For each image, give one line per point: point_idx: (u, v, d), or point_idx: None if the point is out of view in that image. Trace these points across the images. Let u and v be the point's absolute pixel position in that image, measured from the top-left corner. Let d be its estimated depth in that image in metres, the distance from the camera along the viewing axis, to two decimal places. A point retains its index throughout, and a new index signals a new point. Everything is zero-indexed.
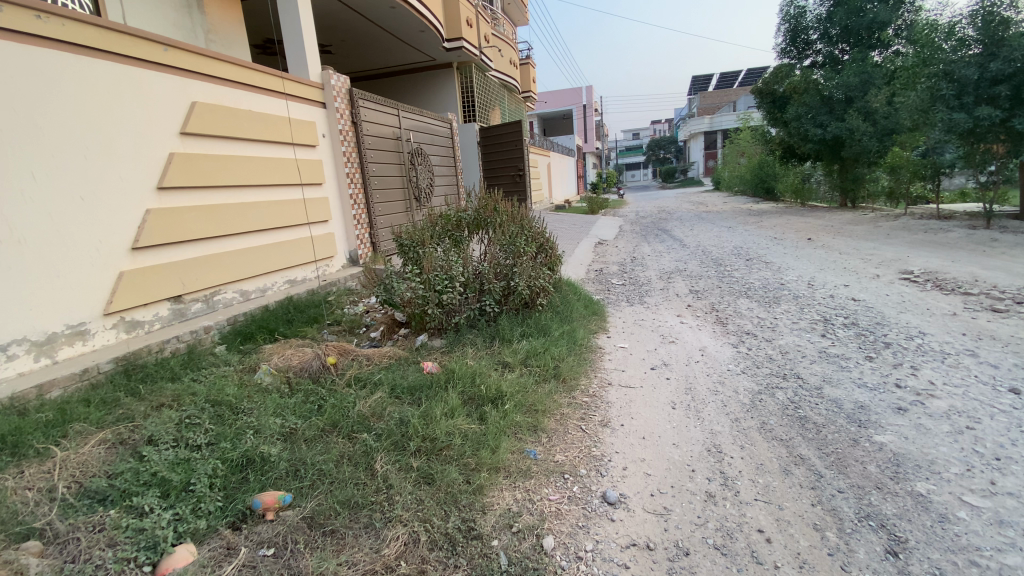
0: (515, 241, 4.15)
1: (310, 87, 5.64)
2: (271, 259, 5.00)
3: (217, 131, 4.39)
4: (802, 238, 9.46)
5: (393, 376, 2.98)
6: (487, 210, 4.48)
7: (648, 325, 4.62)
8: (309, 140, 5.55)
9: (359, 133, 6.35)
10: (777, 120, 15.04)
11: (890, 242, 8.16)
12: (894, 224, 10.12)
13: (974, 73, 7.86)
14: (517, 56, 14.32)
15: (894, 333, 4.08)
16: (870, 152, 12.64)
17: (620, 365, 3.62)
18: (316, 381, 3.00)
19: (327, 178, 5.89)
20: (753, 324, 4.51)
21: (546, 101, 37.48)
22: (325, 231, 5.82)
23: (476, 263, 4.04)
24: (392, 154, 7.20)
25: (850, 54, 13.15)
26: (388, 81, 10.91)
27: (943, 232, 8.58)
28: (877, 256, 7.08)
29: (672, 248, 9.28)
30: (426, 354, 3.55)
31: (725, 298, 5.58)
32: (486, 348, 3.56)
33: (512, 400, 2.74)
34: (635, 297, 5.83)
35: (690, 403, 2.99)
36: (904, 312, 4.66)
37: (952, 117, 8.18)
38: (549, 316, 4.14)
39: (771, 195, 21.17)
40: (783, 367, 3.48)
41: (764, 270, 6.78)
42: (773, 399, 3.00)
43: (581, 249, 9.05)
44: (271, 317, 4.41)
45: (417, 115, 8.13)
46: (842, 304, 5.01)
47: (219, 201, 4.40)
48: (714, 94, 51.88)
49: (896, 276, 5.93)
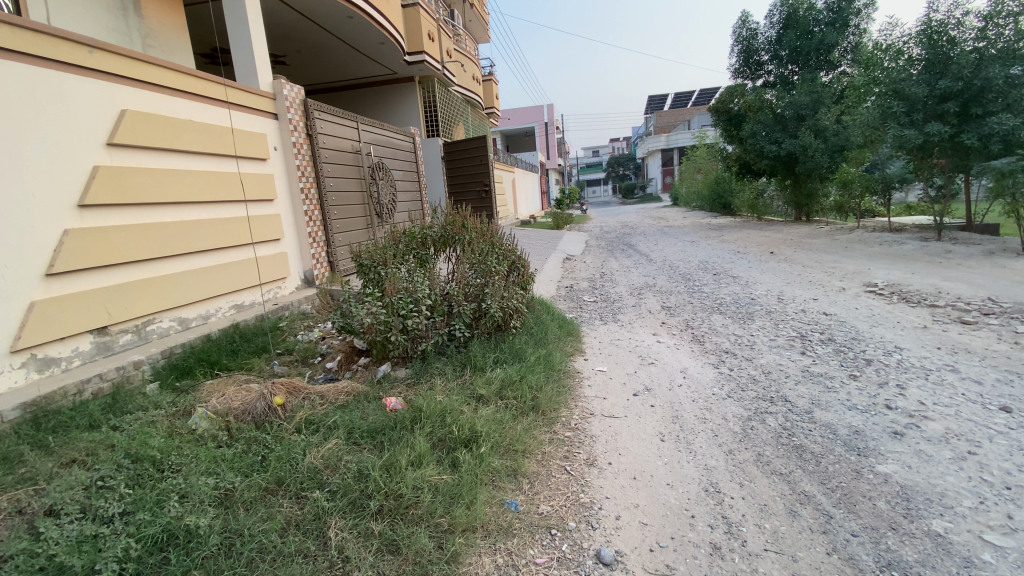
0: (486, 259, 3.88)
1: (260, 97, 5.27)
2: (213, 283, 4.54)
3: (152, 143, 3.96)
4: (765, 251, 9.58)
5: (351, 417, 2.63)
6: (455, 226, 4.21)
7: (625, 345, 4.42)
8: (257, 154, 5.15)
9: (315, 147, 5.97)
10: (733, 137, 15.47)
11: (850, 254, 8.35)
12: (850, 237, 10.43)
13: (924, 91, 8.31)
14: (479, 72, 14.24)
15: (872, 348, 4.03)
16: (822, 168, 13.13)
17: (600, 392, 3.38)
18: (260, 428, 2.61)
19: (278, 193, 5.48)
20: (731, 342, 4.37)
21: (508, 117, 37.70)
22: (276, 251, 5.40)
23: (443, 285, 3.74)
24: (351, 169, 6.84)
25: (800, 75, 13.72)
26: (346, 94, 10.54)
27: (897, 244, 8.88)
28: (840, 269, 7.20)
29: (640, 263, 9.22)
30: (388, 388, 3.20)
31: (698, 314, 5.47)
32: (457, 378, 3.25)
33: (487, 441, 2.44)
34: (608, 314, 5.64)
35: (679, 434, 2.77)
36: (876, 326, 4.65)
37: (903, 133, 8.54)
38: (523, 340, 3.86)
39: (728, 210, 21.79)
40: (769, 390, 3.31)
41: (733, 284, 6.75)
42: (765, 426, 2.82)
43: (550, 265, 8.87)
44: (213, 348, 3.96)
45: (378, 128, 7.81)
46: (815, 318, 4.97)
47: (151, 219, 3.95)
48: (669, 113, 53.73)
49: (862, 289, 6.00)
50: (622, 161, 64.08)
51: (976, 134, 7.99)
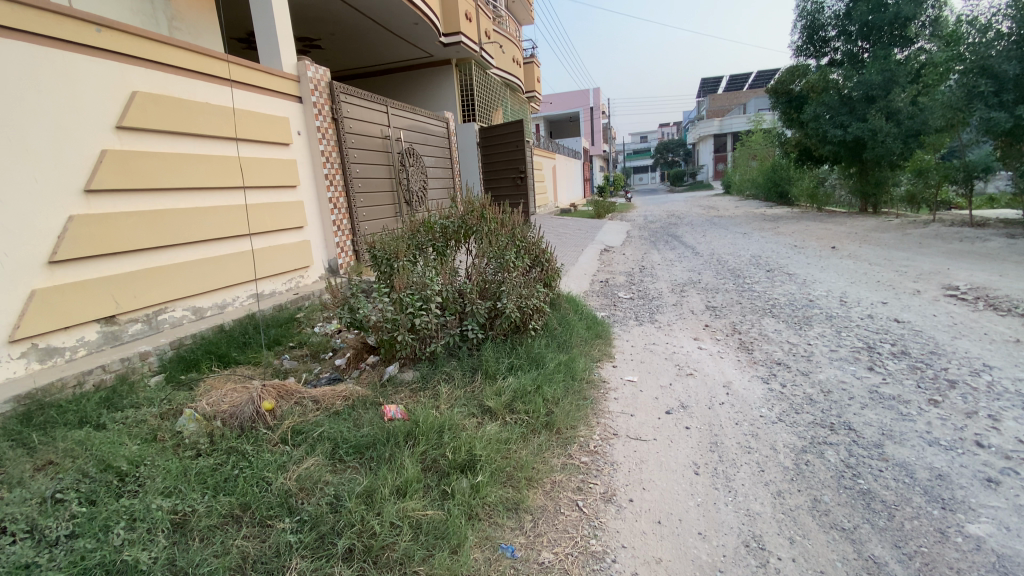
0: (504, 254, 3.54)
1: (283, 80, 5.10)
2: (231, 272, 4.42)
3: (165, 126, 3.83)
4: (825, 246, 8.75)
5: (341, 428, 2.38)
6: (474, 216, 3.91)
7: (661, 352, 3.97)
8: (279, 138, 4.98)
9: (341, 131, 5.77)
10: (793, 121, 14.31)
11: (925, 252, 7.46)
12: (925, 232, 9.38)
13: (1016, 68, 7.22)
14: (520, 55, 13.74)
15: (955, 365, 3.42)
16: (894, 154, 11.91)
17: (628, 406, 2.99)
18: (244, 435, 2.39)
19: (302, 179, 5.31)
20: (784, 351, 3.85)
21: (552, 101, 36.84)
22: (298, 239, 5.24)
23: (458, 280, 3.43)
24: (379, 154, 6.61)
25: (871, 52, 12.45)
26: (383, 78, 10.35)
27: (982, 240, 7.86)
28: (914, 269, 6.37)
29: (684, 257, 8.61)
30: (391, 392, 2.92)
31: (747, 316, 4.93)
32: (466, 386, 2.93)
33: (485, 468, 2.12)
34: (644, 314, 5.18)
35: (717, 466, 2.35)
36: (958, 338, 3.99)
37: (991, 115, 7.50)
38: (544, 344, 3.50)
39: (785, 200, 20.40)
40: (829, 414, 2.82)
41: (788, 283, 6.12)
42: (824, 462, 2.36)
43: (587, 257, 8.41)
44: (223, 340, 3.82)
45: (409, 112, 7.55)
46: (884, 326, 4.33)
47: (163, 206, 3.83)
48: (724, 96, 51.05)
49: (940, 292, 5.25)
50: (671, 148, 61.74)
51: None
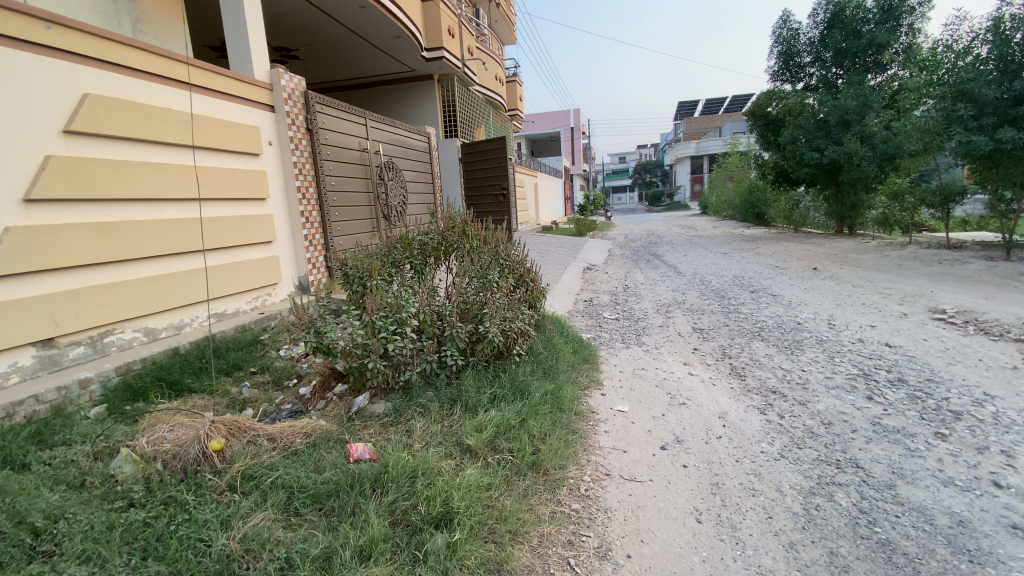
0: (486, 274, 3.31)
1: (254, 88, 4.86)
2: (190, 289, 4.09)
3: (119, 132, 3.53)
4: (807, 267, 8.77)
5: (299, 473, 2.09)
6: (455, 233, 3.68)
7: (651, 378, 3.76)
8: (248, 148, 4.71)
9: (316, 143, 5.52)
10: (771, 143, 14.55)
11: (905, 274, 7.50)
12: (904, 253, 9.51)
13: (994, 93, 7.44)
14: (503, 73, 13.74)
15: (956, 394, 3.29)
16: (869, 177, 12.16)
17: (619, 441, 2.76)
18: (185, 483, 2.08)
19: (272, 191, 5.03)
20: (778, 378, 3.68)
21: (534, 120, 37.15)
22: (266, 255, 4.93)
23: (436, 302, 3.18)
24: (356, 167, 6.35)
25: (845, 78, 12.80)
26: (364, 91, 10.14)
27: (960, 263, 7.96)
28: (897, 291, 6.36)
29: (668, 276, 8.51)
30: (360, 428, 2.63)
31: (736, 339, 4.78)
32: (443, 419, 2.66)
33: (463, 523, 1.85)
34: (631, 336, 4.98)
35: (721, 513, 2.13)
36: (952, 364, 3.89)
37: (970, 139, 7.65)
38: (529, 372, 3.25)
39: (762, 221, 20.76)
40: (834, 450, 2.63)
41: (774, 305, 6.03)
42: (835, 506, 2.15)
43: (570, 276, 8.24)
44: (176, 365, 3.47)
45: (389, 125, 7.34)
46: (877, 351, 4.23)
47: (114, 217, 3.51)
48: (701, 119, 52.43)
49: (927, 316, 5.21)
50: (649, 168, 62.84)
51: None
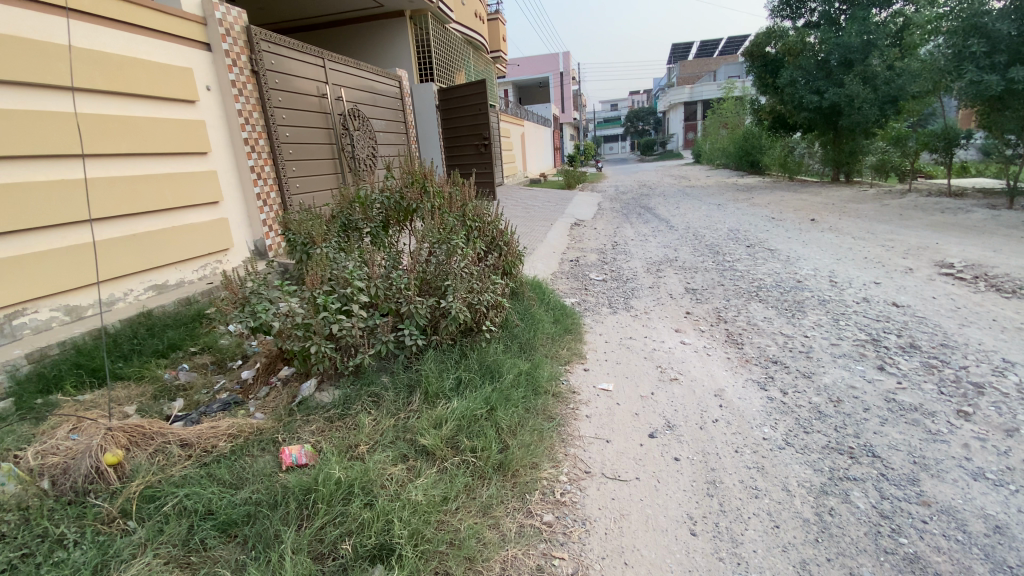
0: (450, 238, 2.86)
1: (184, 24, 4.18)
2: (120, 259, 3.60)
3: (7, 75, 2.94)
4: (804, 218, 8.35)
5: (211, 492, 1.73)
6: (414, 190, 3.20)
7: (639, 349, 3.39)
8: (180, 93, 4.09)
9: (263, 88, 4.87)
10: (767, 87, 13.75)
11: (908, 224, 7.12)
12: (904, 202, 9.10)
13: (1011, 27, 6.82)
14: (482, 10, 12.62)
15: (975, 362, 2.96)
16: (869, 122, 11.56)
17: (603, 428, 2.42)
18: (72, 508, 1.70)
19: (215, 144, 4.44)
20: (778, 347, 3.34)
21: (520, 64, 35.20)
22: (213, 217, 4.40)
23: (390, 271, 2.73)
24: (313, 115, 5.71)
25: (849, 13, 11.89)
26: (328, 32, 9.20)
27: (963, 212, 7.57)
28: (901, 243, 5.99)
29: (659, 231, 8.06)
30: (301, 424, 2.25)
31: (731, 300, 4.42)
32: (397, 412, 2.28)
33: (406, 556, 1.50)
34: (619, 299, 4.60)
35: (719, 522, 1.80)
36: (966, 325, 3.56)
37: (982, 78, 7.09)
38: (502, 349, 2.86)
39: (756, 169, 20.13)
40: (846, 435, 2.31)
41: (771, 261, 5.64)
42: (851, 510, 1.84)
43: (556, 233, 7.78)
44: (100, 349, 3.05)
45: (352, 67, 6.61)
46: (884, 312, 3.89)
47: (13, 179, 2.98)
48: (695, 63, 50.38)
49: (934, 270, 4.86)
50: (642, 116, 60.90)
51: None
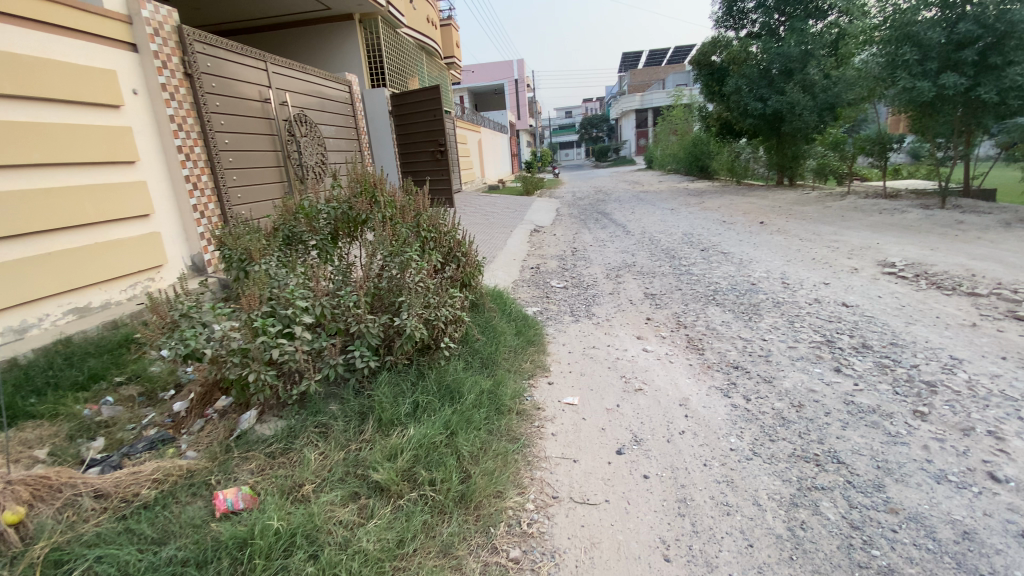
0: (403, 250, 2.69)
1: (106, 22, 3.82)
2: (33, 281, 3.23)
3: None
4: (753, 221, 8.61)
5: (129, 553, 1.51)
6: (363, 200, 3.01)
7: (602, 358, 3.32)
8: (102, 98, 3.73)
9: (197, 92, 4.54)
10: (714, 94, 14.22)
11: (850, 225, 7.45)
12: (844, 204, 9.55)
13: (940, 36, 7.29)
14: (434, 15, 12.45)
15: (925, 360, 3.05)
16: (809, 128, 12.13)
17: (568, 446, 2.32)
18: None
19: (145, 153, 4.08)
20: (738, 351, 3.34)
21: (475, 70, 35.20)
22: (144, 231, 4.04)
23: (338, 287, 2.54)
24: (254, 122, 5.40)
25: (787, 25, 12.43)
26: (271, 35, 8.81)
27: (899, 212, 8.00)
28: (845, 244, 6.24)
29: (616, 236, 8.11)
30: (239, 463, 2.05)
31: (690, 305, 4.45)
32: (348, 443, 2.11)
33: None
34: (580, 307, 4.54)
35: (692, 544, 1.73)
36: (912, 323, 3.69)
37: (914, 85, 7.51)
38: (462, 367, 2.72)
39: (705, 173, 20.80)
40: (811, 441, 2.30)
41: (726, 264, 5.75)
42: (823, 522, 1.80)
43: (516, 239, 7.70)
44: (7, 385, 2.70)
45: (297, 71, 6.30)
46: (835, 313, 3.98)
47: None
48: (645, 71, 51.90)
49: (878, 270, 5.07)
50: (596, 123, 62.16)
51: (995, 88, 7.07)
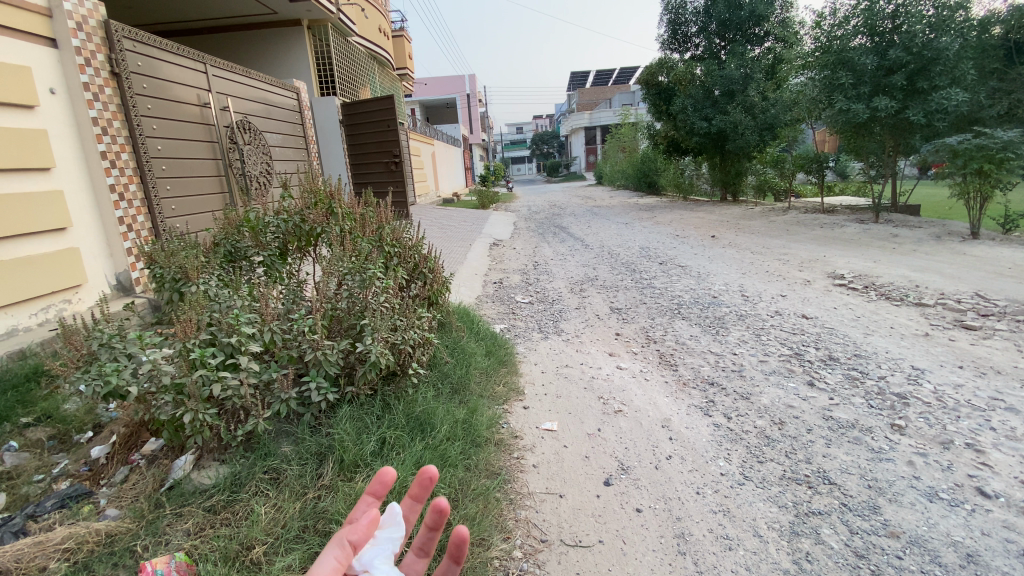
0: (366, 267, 2.44)
1: (19, 10, 3.34)
2: None
3: None
4: (706, 235, 8.86)
5: None
6: (319, 211, 2.75)
7: (578, 378, 3.16)
8: (12, 96, 3.24)
9: (126, 93, 4.09)
10: (662, 113, 14.70)
11: (796, 238, 7.79)
12: (788, 218, 10.01)
13: (873, 61, 7.85)
14: (386, 25, 12.20)
15: (891, 371, 3.10)
16: (751, 146, 12.74)
17: (553, 479, 2.13)
18: None
19: (63, 160, 3.59)
20: (712, 366, 3.29)
21: (426, 83, 35.01)
22: (60, 246, 3.54)
23: (290, 310, 2.26)
24: (191, 128, 4.97)
25: (728, 49, 13.06)
26: (211, 39, 8.28)
27: (839, 227, 8.44)
28: (795, 257, 6.48)
29: (575, 250, 8.09)
30: (171, 522, 1.74)
31: (657, 319, 4.41)
32: (305, 493, 1.84)
33: None
34: (548, 323, 4.40)
35: None
36: (871, 333, 3.79)
37: (850, 106, 7.99)
38: (432, 395, 2.49)
39: (653, 189, 21.48)
40: (800, 461, 2.22)
41: (687, 277, 5.80)
42: (827, 551, 1.71)
43: (475, 253, 7.51)
44: None
45: (241, 75, 5.90)
46: (798, 325, 4.05)
47: None
48: (593, 91, 53.52)
49: (830, 282, 5.25)
50: (546, 140, 63.24)
51: (922, 110, 7.62)
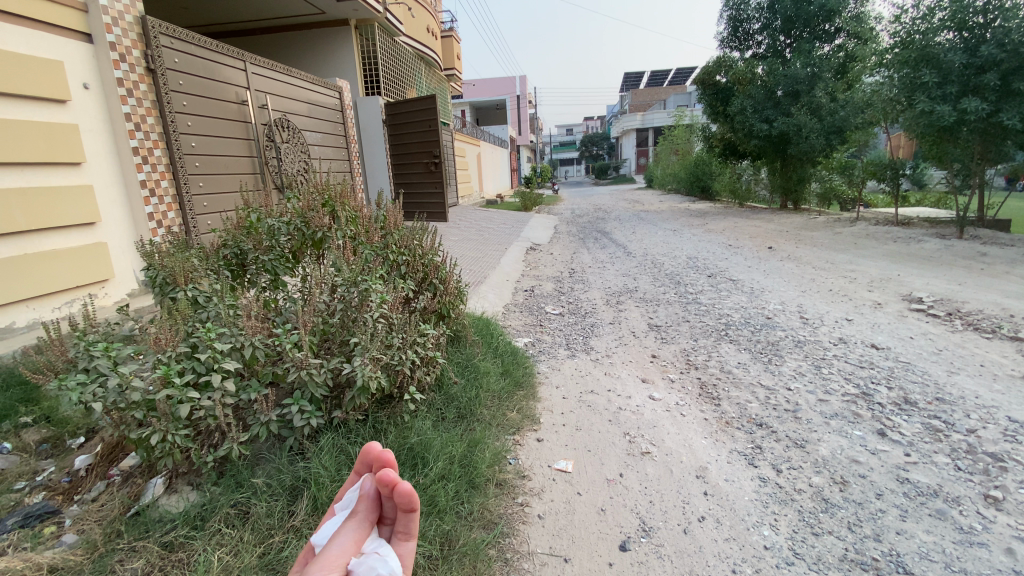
0: (364, 278, 2.22)
1: (54, 5, 3.36)
2: None
3: None
4: (761, 246, 8.19)
5: None
6: (323, 214, 2.57)
7: (602, 407, 2.82)
8: (43, 90, 3.26)
9: (161, 89, 4.11)
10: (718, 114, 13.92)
11: (865, 253, 7.03)
12: (856, 231, 9.13)
13: (961, 58, 6.98)
14: (436, 25, 12.16)
15: (984, 423, 2.57)
16: (816, 151, 11.79)
17: (559, 537, 1.82)
18: None
19: (94, 154, 3.61)
20: (760, 404, 2.85)
21: (477, 84, 35.15)
22: (87, 240, 3.55)
23: (277, 323, 2.07)
24: (227, 125, 4.99)
25: (793, 47, 12.18)
26: (263, 39, 8.43)
27: (916, 242, 7.57)
28: (863, 275, 5.80)
29: (617, 258, 7.66)
30: (124, 558, 1.57)
31: (700, 340, 3.97)
32: (272, 536, 1.63)
33: None
34: (577, 339, 4.06)
35: None
36: (956, 372, 3.22)
37: (934, 108, 7.14)
38: (431, 424, 2.23)
39: (707, 194, 20.50)
40: (865, 538, 1.81)
41: (737, 294, 5.29)
42: None
43: (510, 258, 7.23)
44: None
45: (281, 73, 5.91)
46: (866, 357, 3.51)
47: None
48: (647, 92, 52.12)
49: (905, 306, 4.62)
50: (596, 141, 62.09)
51: (1018, 113, 6.71)
